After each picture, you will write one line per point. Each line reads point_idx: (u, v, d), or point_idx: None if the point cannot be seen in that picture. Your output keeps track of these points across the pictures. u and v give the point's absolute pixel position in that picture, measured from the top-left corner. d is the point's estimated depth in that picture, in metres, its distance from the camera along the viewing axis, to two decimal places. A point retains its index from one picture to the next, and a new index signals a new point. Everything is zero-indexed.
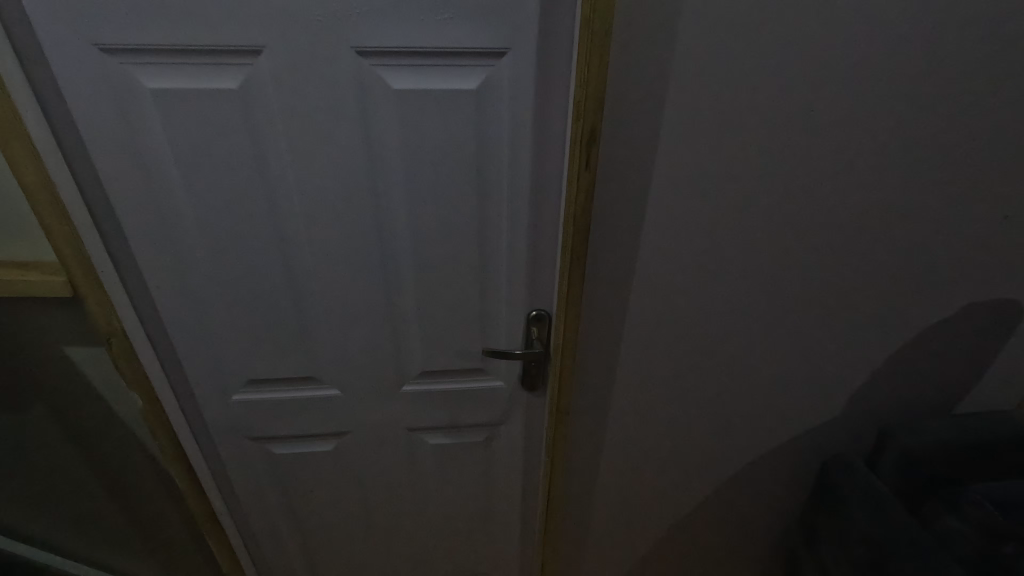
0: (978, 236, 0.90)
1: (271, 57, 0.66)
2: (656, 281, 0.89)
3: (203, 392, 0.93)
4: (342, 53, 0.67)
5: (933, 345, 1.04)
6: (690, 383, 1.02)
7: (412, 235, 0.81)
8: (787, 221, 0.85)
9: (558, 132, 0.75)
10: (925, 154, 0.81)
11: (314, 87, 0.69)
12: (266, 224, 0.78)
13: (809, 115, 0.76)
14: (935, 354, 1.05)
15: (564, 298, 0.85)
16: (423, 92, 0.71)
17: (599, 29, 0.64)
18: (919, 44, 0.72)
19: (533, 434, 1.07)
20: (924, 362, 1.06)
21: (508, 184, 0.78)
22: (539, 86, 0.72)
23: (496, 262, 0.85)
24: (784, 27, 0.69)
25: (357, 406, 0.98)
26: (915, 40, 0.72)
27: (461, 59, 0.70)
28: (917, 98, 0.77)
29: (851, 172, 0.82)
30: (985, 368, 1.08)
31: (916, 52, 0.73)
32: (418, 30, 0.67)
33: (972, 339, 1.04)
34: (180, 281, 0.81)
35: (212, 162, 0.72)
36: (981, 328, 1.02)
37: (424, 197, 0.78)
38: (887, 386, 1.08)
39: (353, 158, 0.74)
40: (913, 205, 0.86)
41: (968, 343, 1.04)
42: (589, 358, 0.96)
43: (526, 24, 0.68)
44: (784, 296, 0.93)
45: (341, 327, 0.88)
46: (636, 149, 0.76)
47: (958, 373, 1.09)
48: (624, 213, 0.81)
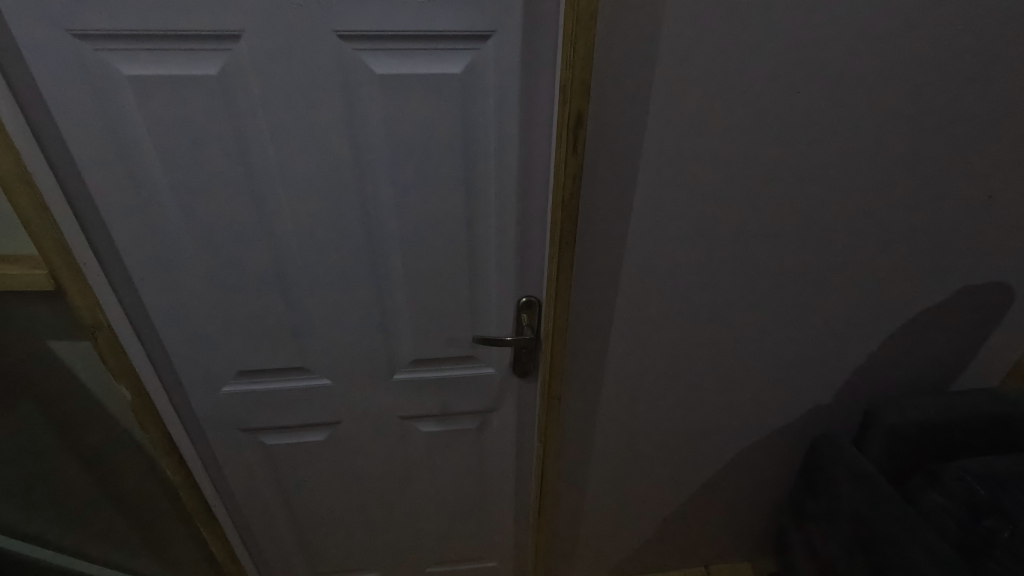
0: (964, 217, 0.91)
1: (251, 42, 0.65)
2: (645, 266, 0.89)
3: (193, 384, 0.92)
4: (324, 38, 0.66)
5: (927, 326, 1.05)
6: (680, 366, 1.03)
7: (399, 224, 0.81)
8: (775, 205, 0.85)
9: (544, 117, 0.75)
10: (913, 134, 0.81)
11: (296, 73, 0.67)
12: (251, 214, 0.77)
13: (800, 95, 0.75)
14: (929, 335, 1.06)
15: (554, 283, 0.85)
16: (408, 77, 0.69)
17: (585, 10, 0.63)
18: (910, 20, 0.71)
19: (524, 422, 1.07)
20: (917, 345, 1.07)
21: (495, 171, 0.78)
22: (525, 68, 0.71)
23: (485, 249, 0.85)
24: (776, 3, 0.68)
25: (348, 395, 0.98)
26: (908, 16, 0.71)
27: (446, 42, 0.68)
28: (905, 80, 0.76)
29: (839, 153, 0.81)
30: (977, 347, 1.10)
31: (907, 27, 0.72)
32: (400, 14, 0.66)
33: (964, 322, 1.05)
34: (165, 274, 0.80)
35: (195, 152, 0.71)
36: (974, 311, 1.04)
37: (411, 184, 0.77)
38: (880, 369, 1.10)
39: (337, 146, 0.73)
40: (901, 186, 0.86)
41: (961, 326, 1.06)
42: (579, 344, 0.96)
43: (510, 6, 0.66)
44: (771, 280, 0.94)
45: (330, 318, 0.88)
46: (623, 131, 0.75)
47: (950, 354, 1.10)
48: (613, 198, 0.81)
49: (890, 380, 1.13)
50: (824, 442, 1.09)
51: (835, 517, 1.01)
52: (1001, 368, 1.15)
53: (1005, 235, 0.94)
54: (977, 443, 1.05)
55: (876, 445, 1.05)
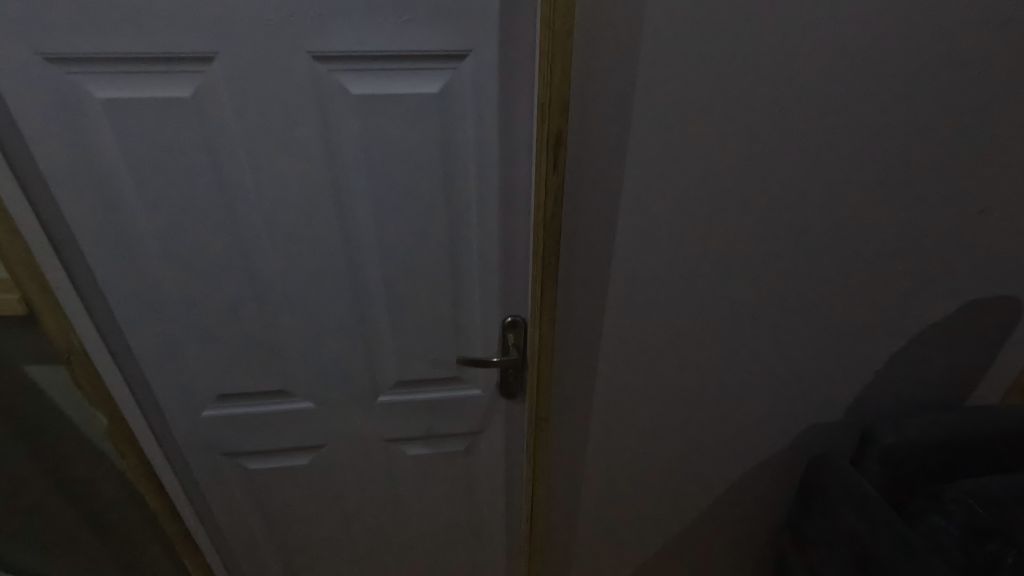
0: (955, 232, 0.89)
1: (224, 63, 0.64)
2: (631, 284, 0.87)
3: (172, 409, 0.90)
4: (299, 59, 0.65)
5: (931, 341, 1.03)
6: (671, 385, 1.01)
7: (379, 244, 0.79)
8: (761, 220, 0.84)
9: (524, 136, 0.74)
10: (901, 148, 0.80)
11: (273, 95, 0.67)
12: (226, 235, 0.76)
13: (784, 110, 0.74)
14: (946, 351, 1.05)
15: (539, 303, 0.83)
16: (383, 97, 0.69)
17: (561, 29, 0.62)
18: (892, 34, 0.71)
19: (514, 443, 1.05)
20: (919, 361, 1.05)
21: (475, 189, 0.77)
22: (503, 88, 0.70)
23: (468, 269, 0.84)
24: (758, 18, 0.68)
25: (332, 418, 0.96)
26: (892, 29, 0.70)
27: (422, 63, 0.67)
28: (887, 96, 0.75)
29: (827, 168, 0.80)
30: (978, 363, 1.08)
31: (891, 41, 0.71)
32: (376, 35, 0.65)
33: (966, 337, 1.03)
34: (141, 297, 0.79)
35: (169, 175, 0.70)
36: (975, 326, 1.02)
37: (389, 204, 0.76)
38: (882, 387, 1.08)
39: (314, 166, 0.72)
40: (892, 200, 0.85)
41: (962, 341, 1.04)
42: (567, 363, 0.94)
43: (486, 26, 0.66)
44: (763, 297, 0.92)
45: (311, 338, 0.86)
46: (604, 150, 0.74)
47: (952, 370, 1.08)
48: (597, 216, 0.80)
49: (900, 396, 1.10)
50: (823, 463, 1.07)
51: (834, 540, 0.98)
52: (1000, 384, 1.12)
53: (1000, 249, 0.92)
54: (978, 463, 1.02)
55: (875, 466, 1.02)
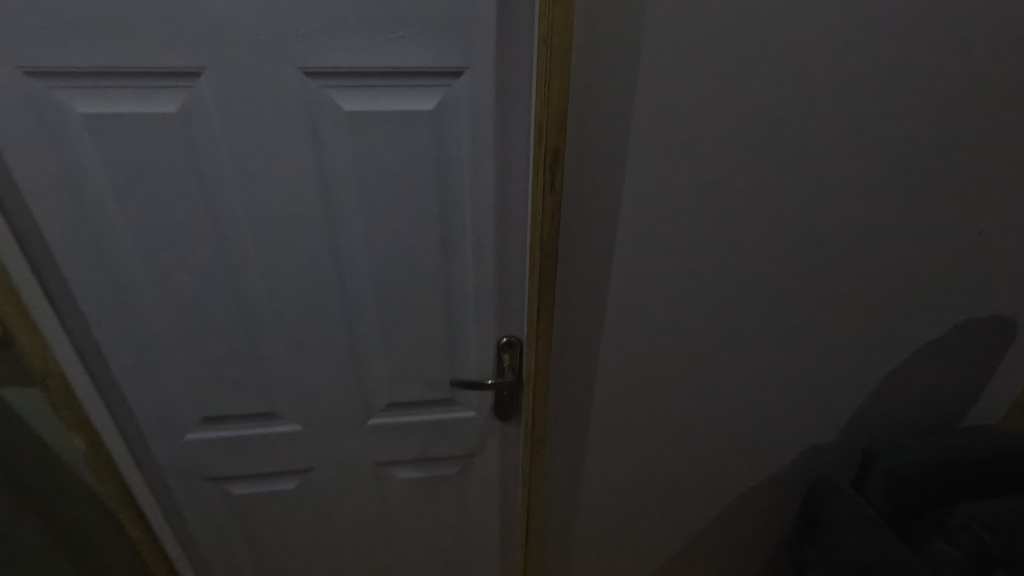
0: (955, 253, 0.89)
1: (211, 79, 0.63)
2: (629, 305, 0.85)
3: (154, 433, 0.87)
4: (289, 75, 0.63)
5: (926, 362, 1.01)
6: (669, 407, 0.99)
7: (371, 263, 0.77)
8: (760, 240, 0.82)
9: (520, 155, 0.72)
10: (901, 169, 0.79)
11: (262, 112, 0.65)
12: (212, 253, 0.73)
13: (784, 129, 0.74)
14: (946, 373, 1.04)
15: (534, 325, 0.81)
16: (376, 115, 0.67)
17: (559, 48, 0.60)
18: (894, 54, 0.70)
19: (508, 466, 1.02)
20: (914, 382, 1.04)
21: (470, 208, 0.75)
22: (499, 106, 0.68)
23: (462, 289, 0.82)
24: (759, 38, 0.67)
25: (320, 442, 0.93)
26: (893, 50, 0.70)
27: (416, 80, 0.66)
28: (886, 117, 0.75)
29: (826, 188, 0.79)
30: (973, 384, 1.07)
31: (892, 63, 0.71)
32: (369, 52, 0.63)
33: (961, 358, 1.02)
34: (122, 317, 0.76)
35: (152, 191, 0.68)
36: (970, 347, 1.01)
37: (381, 222, 0.74)
38: (878, 407, 1.06)
39: (304, 184, 0.70)
40: (893, 220, 0.84)
41: (957, 362, 1.03)
42: (563, 385, 0.92)
43: (483, 43, 0.64)
44: (763, 317, 0.91)
45: (299, 360, 0.84)
46: (602, 169, 0.73)
47: (947, 391, 1.07)
48: (594, 236, 0.78)
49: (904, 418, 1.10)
50: (822, 485, 1.05)
51: (835, 566, 0.95)
52: (1000, 405, 1.11)
53: (999, 271, 0.91)
54: (979, 486, 1.01)
55: (876, 489, 1.00)
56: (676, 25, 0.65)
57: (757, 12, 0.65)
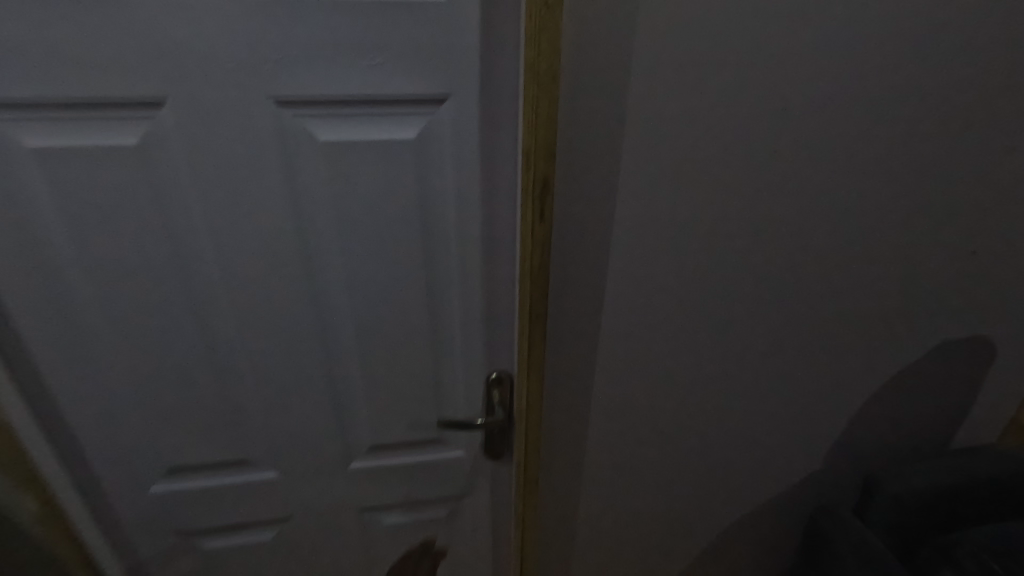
0: (948, 273, 0.87)
1: (175, 109, 0.58)
2: (623, 335, 0.82)
3: (115, 487, 0.80)
4: (260, 104, 0.59)
5: (912, 383, 0.99)
6: (666, 438, 0.95)
7: (351, 299, 0.73)
8: (755, 265, 0.80)
9: (508, 183, 0.69)
10: (895, 191, 0.78)
11: (231, 143, 0.61)
12: (178, 293, 0.68)
13: (778, 154, 0.72)
14: (933, 393, 1.02)
15: (525, 360, 0.76)
16: (354, 144, 0.63)
17: (546, 73, 0.57)
18: (887, 76, 0.69)
19: (500, 506, 0.96)
20: (901, 404, 1.01)
21: (456, 239, 0.71)
22: (484, 134, 0.65)
23: (449, 323, 0.77)
24: (752, 61, 0.65)
25: (299, 488, 0.87)
26: (886, 72, 0.69)
27: (396, 107, 0.62)
28: (878, 140, 0.73)
29: (821, 212, 0.77)
30: (960, 404, 1.05)
31: (885, 84, 0.69)
32: (345, 79, 0.59)
33: (947, 378, 1.00)
34: (79, 365, 0.70)
35: (109, 227, 0.63)
36: (955, 366, 0.99)
37: (361, 256, 0.70)
38: (869, 431, 1.04)
39: (278, 218, 0.66)
40: (888, 244, 0.82)
41: (943, 382, 1.01)
42: (556, 419, 0.88)
43: (466, 69, 0.61)
44: (759, 344, 0.88)
45: (275, 402, 0.78)
46: (593, 197, 0.70)
47: (936, 412, 1.05)
48: (586, 265, 0.75)
49: (899, 446, 1.07)
50: (824, 514, 1.01)
51: None
52: (996, 424, 1.10)
53: (993, 289, 0.90)
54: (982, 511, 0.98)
55: (880, 517, 0.97)
56: (667, 49, 0.63)
57: (750, 35, 0.63)
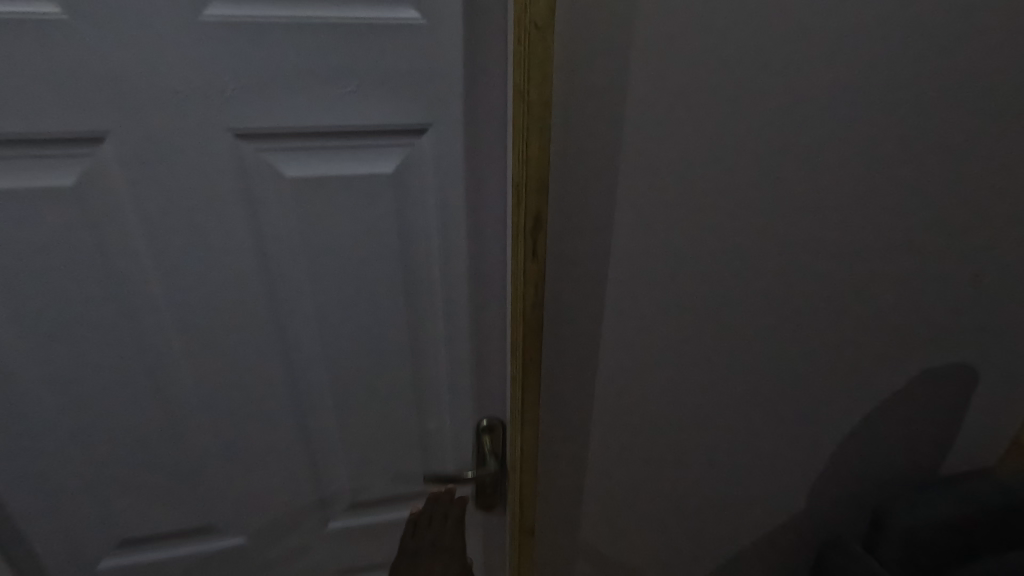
0: (967, 304, 0.82)
1: (117, 144, 0.52)
2: (621, 375, 0.76)
3: (58, 564, 0.71)
4: (217, 138, 0.53)
5: (901, 412, 0.91)
6: (670, 483, 0.88)
7: (325, 346, 0.66)
8: (765, 302, 0.74)
9: (496, 218, 0.62)
10: (914, 218, 0.72)
11: (185, 180, 0.54)
12: (127, 347, 0.61)
13: (792, 183, 0.66)
14: (925, 423, 0.94)
15: (519, 406, 0.70)
16: (325, 179, 0.57)
17: (537, 100, 0.52)
18: (910, 99, 0.63)
19: (493, 559, 0.89)
20: (892, 435, 0.93)
21: (441, 279, 0.65)
22: (470, 165, 0.59)
23: (434, 368, 0.71)
24: (762, 85, 0.59)
25: (270, 554, 0.78)
26: (904, 93, 0.63)
27: (372, 138, 0.56)
28: (896, 166, 0.67)
29: (835, 243, 0.71)
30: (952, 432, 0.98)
31: (904, 107, 0.64)
32: (313, 108, 0.53)
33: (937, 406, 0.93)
34: (12, 431, 0.62)
35: (44, 277, 0.55)
36: (946, 393, 0.92)
37: (335, 300, 0.63)
38: (861, 463, 0.95)
39: (240, 261, 0.59)
40: (908, 276, 0.76)
41: (934, 410, 0.93)
42: (552, 463, 0.82)
43: (449, 96, 0.55)
44: (770, 382, 0.82)
45: (241, 462, 0.70)
46: (589, 231, 0.64)
47: (927, 441, 0.97)
48: (582, 302, 0.69)
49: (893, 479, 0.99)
50: (835, 551, 0.96)
51: None
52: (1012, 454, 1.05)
53: (1012, 317, 0.85)
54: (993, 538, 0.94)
55: (893, 552, 0.91)
56: (670, 73, 0.57)
57: (761, 57, 0.58)
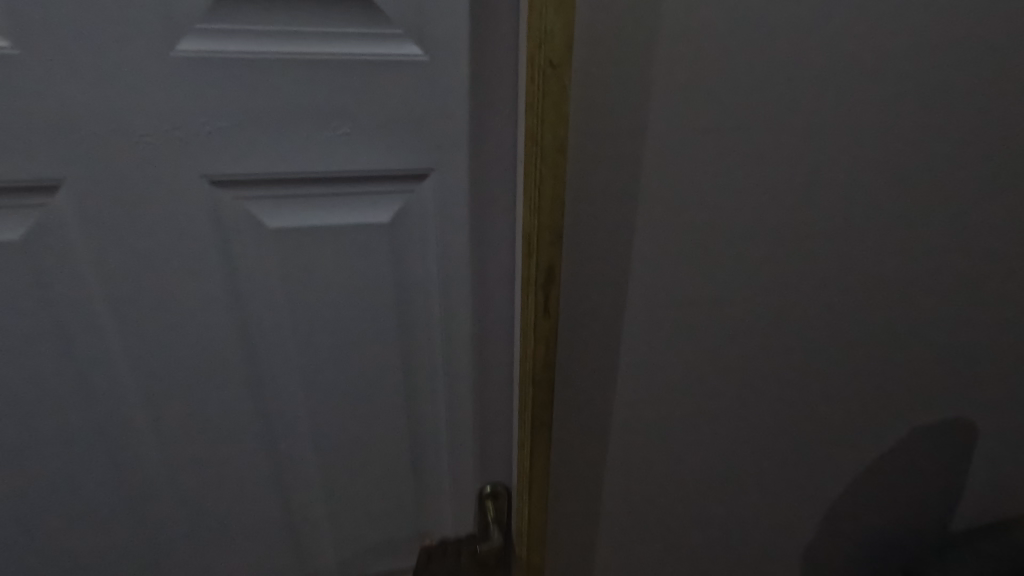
0: (1006, 357, 0.76)
1: (73, 196, 0.45)
2: (637, 438, 0.69)
3: None
4: (189, 187, 0.47)
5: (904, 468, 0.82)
6: (689, 552, 0.80)
7: (310, 413, 0.59)
8: (793, 358, 0.68)
9: (503, 271, 0.56)
10: (952, 269, 0.66)
11: (152, 232, 0.48)
12: (85, 417, 0.54)
13: (823, 232, 0.60)
14: (928, 479, 0.85)
15: (527, 476, 0.63)
16: (313, 231, 0.51)
17: (552, 144, 0.47)
18: (947, 144, 0.59)
19: None
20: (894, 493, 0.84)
21: (441, 337, 0.58)
22: (475, 214, 0.53)
23: (432, 433, 0.64)
24: (793, 128, 0.54)
25: None
26: (943, 137, 0.58)
27: (366, 186, 0.51)
28: (934, 214, 0.62)
29: (869, 296, 0.65)
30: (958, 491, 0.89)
31: (943, 152, 0.59)
32: (300, 154, 0.48)
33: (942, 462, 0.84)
34: None
35: None
36: (951, 449, 0.83)
37: (322, 362, 0.57)
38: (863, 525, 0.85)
39: (214, 322, 0.52)
40: (945, 327, 0.70)
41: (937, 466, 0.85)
42: (561, 533, 0.74)
43: (452, 141, 0.50)
44: (798, 443, 0.75)
45: (213, 541, 0.63)
46: (604, 285, 0.58)
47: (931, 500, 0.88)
48: (596, 361, 0.63)
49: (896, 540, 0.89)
50: None
51: None
52: None
53: None
54: None
55: None
56: (695, 113, 0.52)
57: (791, 99, 0.53)
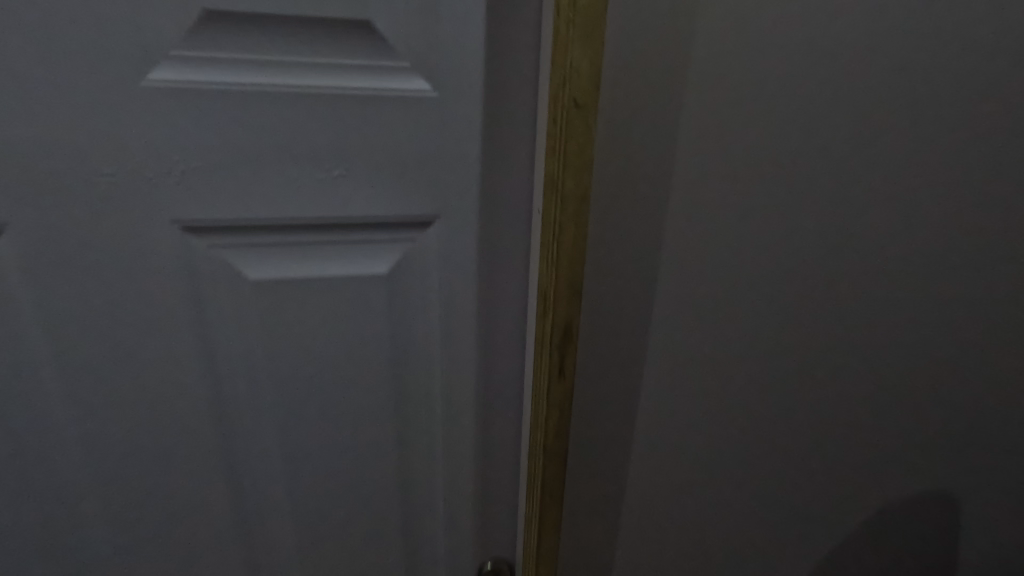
0: None
1: (17, 241, 0.39)
2: (655, 510, 0.62)
3: None
4: (157, 233, 0.41)
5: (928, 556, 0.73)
6: None
7: (288, 485, 0.52)
8: (827, 424, 0.61)
9: (513, 327, 0.51)
10: (1000, 330, 0.61)
11: (112, 282, 0.42)
12: (26, 489, 0.47)
13: (862, 289, 0.55)
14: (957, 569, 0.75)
15: (534, 552, 0.56)
16: (299, 283, 0.45)
17: (573, 191, 0.42)
18: (997, 198, 0.54)
19: None
20: None
21: (440, 400, 0.52)
22: (484, 265, 0.48)
23: (426, 506, 0.57)
24: (833, 177, 0.50)
25: None
26: (993, 190, 0.53)
27: (363, 233, 0.45)
28: (982, 271, 0.57)
29: (909, 357, 0.60)
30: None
31: (993, 206, 0.54)
32: (287, 197, 0.42)
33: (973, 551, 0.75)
34: None
35: None
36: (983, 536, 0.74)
37: (304, 429, 0.50)
38: None
39: (180, 384, 0.46)
40: (991, 393, 0.64)
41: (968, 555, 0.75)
42: None
43: (461, 185, 0.44)
44: (832, 519, 0.67)
45: None
46: (624, 343, 0.52)
47: None
48: (613, 426, 0.56)
49: None
50: None
51: None
52: None
53: None
54: None
55: None
56: (730, 160, 0.47)
57: (832, 145, 0.48)
